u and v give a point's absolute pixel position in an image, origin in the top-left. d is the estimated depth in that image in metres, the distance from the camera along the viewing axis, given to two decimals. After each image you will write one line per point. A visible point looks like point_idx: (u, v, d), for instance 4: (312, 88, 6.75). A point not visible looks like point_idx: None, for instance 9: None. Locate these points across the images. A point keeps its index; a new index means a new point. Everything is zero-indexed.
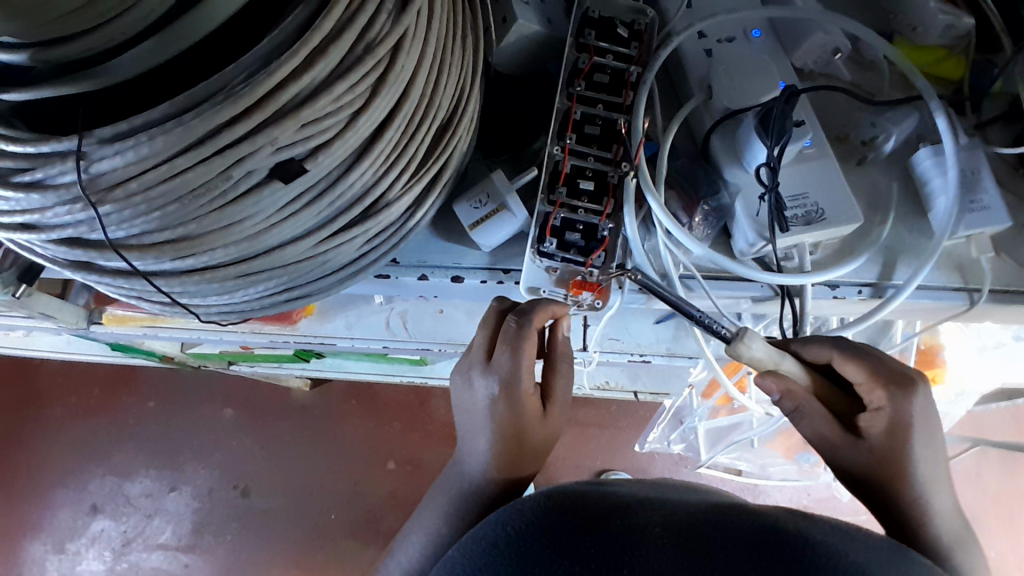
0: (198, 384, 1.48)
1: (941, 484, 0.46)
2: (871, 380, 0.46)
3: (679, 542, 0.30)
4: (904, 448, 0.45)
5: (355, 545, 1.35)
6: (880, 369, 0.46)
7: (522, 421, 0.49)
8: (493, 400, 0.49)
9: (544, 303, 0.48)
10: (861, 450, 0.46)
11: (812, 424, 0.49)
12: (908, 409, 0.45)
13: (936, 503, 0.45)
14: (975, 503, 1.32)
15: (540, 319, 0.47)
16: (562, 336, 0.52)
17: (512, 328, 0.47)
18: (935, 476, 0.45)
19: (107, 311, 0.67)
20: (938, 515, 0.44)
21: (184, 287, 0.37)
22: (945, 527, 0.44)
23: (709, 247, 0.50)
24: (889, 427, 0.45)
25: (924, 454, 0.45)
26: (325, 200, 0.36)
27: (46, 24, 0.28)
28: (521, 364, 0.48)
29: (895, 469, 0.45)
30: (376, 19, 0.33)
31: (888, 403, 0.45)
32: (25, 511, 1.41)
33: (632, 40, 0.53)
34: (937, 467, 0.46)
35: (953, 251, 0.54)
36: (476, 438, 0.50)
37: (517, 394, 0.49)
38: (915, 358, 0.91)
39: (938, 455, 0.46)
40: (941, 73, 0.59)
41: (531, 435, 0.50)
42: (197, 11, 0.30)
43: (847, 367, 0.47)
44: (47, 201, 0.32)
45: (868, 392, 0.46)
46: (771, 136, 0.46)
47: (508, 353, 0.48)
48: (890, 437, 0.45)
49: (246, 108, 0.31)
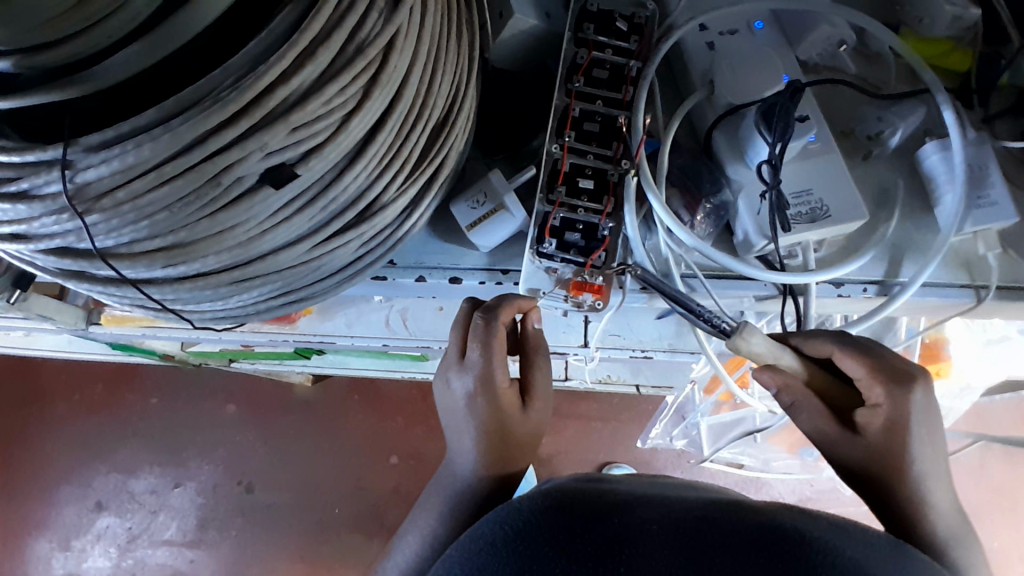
0: (200, 380, 1.47)
1: (941, 480, 0.44)
2: (870, 377, 0.45)
3: (677, 541, 0.29)
4: (902, 446, 0.44)
5: (359, 540, 1.35)
6: (879, 365, 0.45)
7: (504, 416, 0.49)
8: (471, 397, 0.49)
9: (508, 299, 0.48)
10: (856, 445, 0.46)
11: (812, 421, 0.48)
12: (907, 405, 0.44)
13: (935, 499, 0.43)
14: (979, 496, 1.32)
15: (508, 312, 0.48)
16: (534, 327, 0.52)
17: (478, 324, 0.48)
18: (936, 472, 0.44)
19: (105, 311, 0.67)
20: (937, 512, 0.43)
21: (177, 294, 0.37)
22: (945, 522, 0.43)
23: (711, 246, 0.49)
24: (887, 424, 0.44)
25: (923, 450, 0.44)
26: (319, 204, 0.35)
27: (31, 29, 0.27)
28: (493, 358, 0.48)
29: (894, 466, 0.44)
30: (367, 18, 0.32)
31: (887, 400, 0.44)
32: (32, 508, 1.42)
33: (632, 34, 0.52)
34: (938, 462, 0.44)
35: (960, 247, 0.53)
36: (462, 439, 0.50)
37: (495, 389, 0.48)
38: (919, 353, 0.88)
39: (941, 453, 0.45)
40: (947, 66, 0.58)
41: (519, 431, 0.49)
42: (183, 13, 0.29)
43: (845, 361, 0.46)
44: (35, 211, 0.32)
45: (867, 388, 0.45)
46: (773, 133, 0.45)
47: (479, 349, 0.48)
48: (888, 433, 0.44)
49: (234, 114, 0.30)
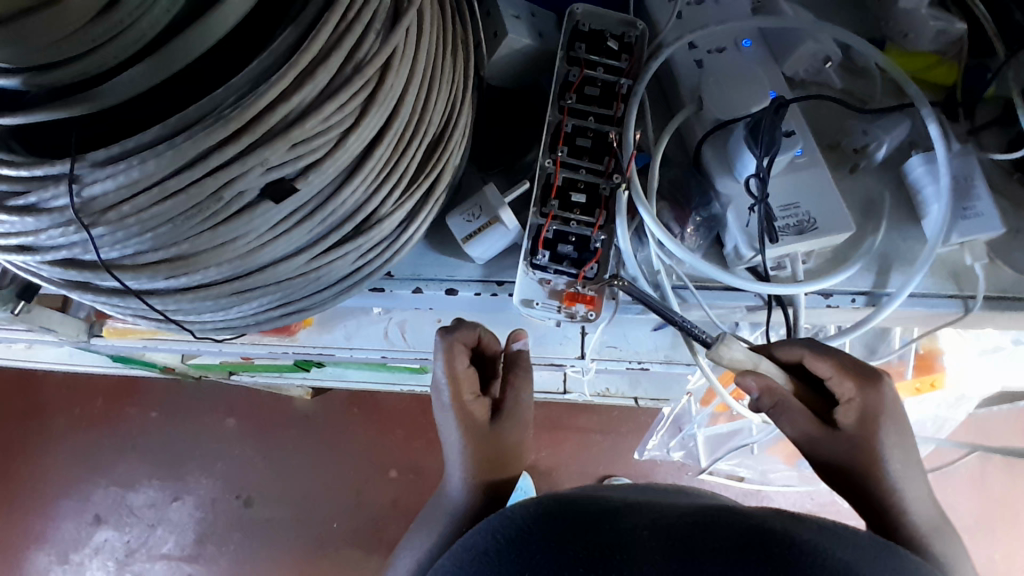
0: (200, 393, 1.48)
1: (914, 472, 0.47)
2: (840, 374, 0.47)
3: (666, 542, 0.30)
4: (875, 439, 0.46)
5: (358, 554, 1.35)
6: (846, 363, 0.47)
7: (475, 428, 0.51)
8: (446, 413, 0.51)
9: (468, 322, 0.51)
10: (838, 443, 0.47)
11: (791, 422, 0.48)
12: (874, 398, 0.46)
13: (911, 491, 0.46)
14: (979, 507, 1.32)
15: (465, 333, 0.50)
16: (517, 346, 0.53)
17: (439, 345, 0.50)
18: (909, 464, 0.47)
19: (107, 324, 0.68)
20: (914, 505, 0.46)
21: (178, 305, 0.38)
22: (921, 514, 0.46)
23: (689, 249, 0.49)
24: (860, 418, 0.46)
25: (895, 444, 0.46)
26: (318, 217, 0.36)
27: (41, 49, 0.28)
28: (455, 376, 0.50)
29: (872, 462, 0.46)
30: (365, 39, 0.34)
31: (858, 394, 0.46)
32: (31, 521, 1.42)
33: (623, 53, 0.53)
34: (909, 454, 0.47)
35: (948, 258, 0.54)
36: (448, 451, 0.52)
37: (459, 402, 0.50)
38: (914, 363, 0.91)
39: (910, 446, 0.47)
40: (933, 79, 0.59)
41: (492, 440, 0.51)
42: (187, 36, 0.30)
43: (817, 363, 0.47)
44: (42, 223, 0.33)
45: (837, 385, 0.47)
46: (760, 147, 0.46)
47: (442, 368, 0.50)
48: (863, 427, 0.46)
49: (236, 130, 0.31)
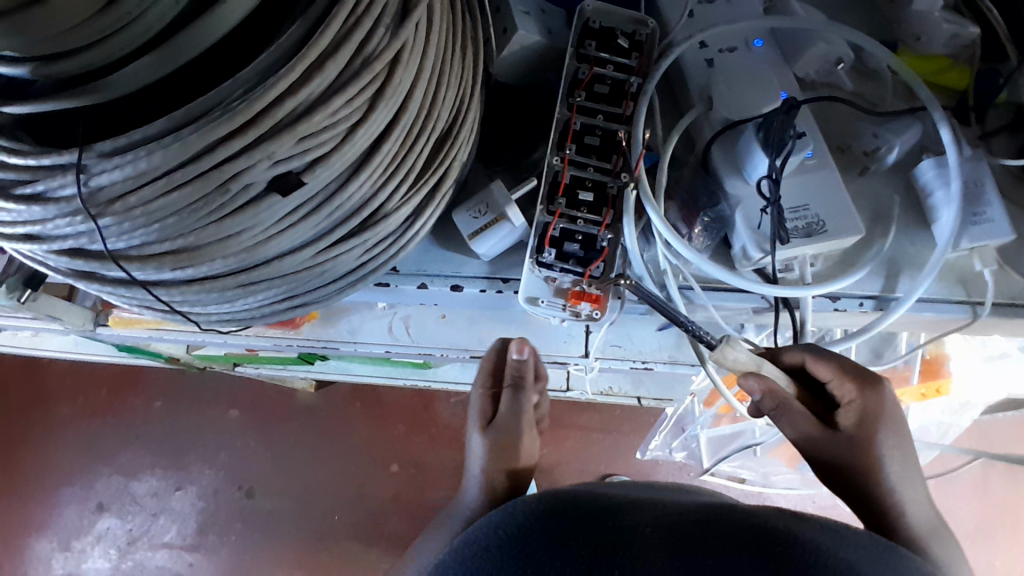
0: (204, 383, 1.48)
1: (909, 471, 0.48)
2: (840, 377, 0.45)
3: (668, 539, 0.29)
4: (874, 441, 0.47)
5: (358, 546, 1.35)
6: (847, 365, 0.45)
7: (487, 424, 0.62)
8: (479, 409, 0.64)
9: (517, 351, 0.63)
10: (838, 444, 0.47)
11: (792, 422, 0.48)
12: (875, 401, 0.46)
13: (905, 491, 0.48)
14: (981, 513, 1.32)
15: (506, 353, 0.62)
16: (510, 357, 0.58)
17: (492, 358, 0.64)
18: (904, 464, 0.48)
19: (113, 313, 0.68)
20: (907, 504, 0.48)
21: (184, 296, 0.38)
22: (914, 512, 0.48)
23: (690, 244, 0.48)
24: (861, 420, 0.46)
25: (893, 445, 0.47)
26: (324, 212, 0.36)
27: (48, 39, 0.28)
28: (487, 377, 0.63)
29: (870, 464, 0.47)
30: (374, 34, 0.34)
31: (859, 397, 0.46)
32: (34, 508, 1.43)
33: (633, 51, 0.53)
34: (905, 454, 0.48)
35: (956, 264, 0.54)
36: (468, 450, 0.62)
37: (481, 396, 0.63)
38: (920, 369, 0.89)
39: (907, 446, 0.48)
40: (946, 83, 0.58)
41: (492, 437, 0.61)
42: (194, 28, 0.30)
43: (818, 366, 0.45)
44: (48, 213, 0.33)
45: (838, 386, 0.46)
46: (771, 148, 0.47)
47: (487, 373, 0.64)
48: (863, 429, 0.47)
49: (243, 124, 0.31)
